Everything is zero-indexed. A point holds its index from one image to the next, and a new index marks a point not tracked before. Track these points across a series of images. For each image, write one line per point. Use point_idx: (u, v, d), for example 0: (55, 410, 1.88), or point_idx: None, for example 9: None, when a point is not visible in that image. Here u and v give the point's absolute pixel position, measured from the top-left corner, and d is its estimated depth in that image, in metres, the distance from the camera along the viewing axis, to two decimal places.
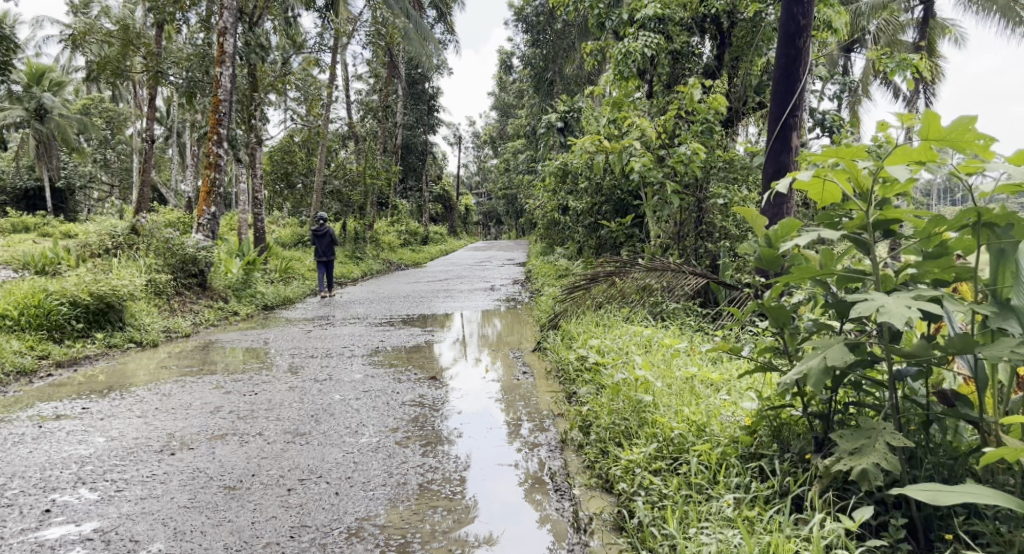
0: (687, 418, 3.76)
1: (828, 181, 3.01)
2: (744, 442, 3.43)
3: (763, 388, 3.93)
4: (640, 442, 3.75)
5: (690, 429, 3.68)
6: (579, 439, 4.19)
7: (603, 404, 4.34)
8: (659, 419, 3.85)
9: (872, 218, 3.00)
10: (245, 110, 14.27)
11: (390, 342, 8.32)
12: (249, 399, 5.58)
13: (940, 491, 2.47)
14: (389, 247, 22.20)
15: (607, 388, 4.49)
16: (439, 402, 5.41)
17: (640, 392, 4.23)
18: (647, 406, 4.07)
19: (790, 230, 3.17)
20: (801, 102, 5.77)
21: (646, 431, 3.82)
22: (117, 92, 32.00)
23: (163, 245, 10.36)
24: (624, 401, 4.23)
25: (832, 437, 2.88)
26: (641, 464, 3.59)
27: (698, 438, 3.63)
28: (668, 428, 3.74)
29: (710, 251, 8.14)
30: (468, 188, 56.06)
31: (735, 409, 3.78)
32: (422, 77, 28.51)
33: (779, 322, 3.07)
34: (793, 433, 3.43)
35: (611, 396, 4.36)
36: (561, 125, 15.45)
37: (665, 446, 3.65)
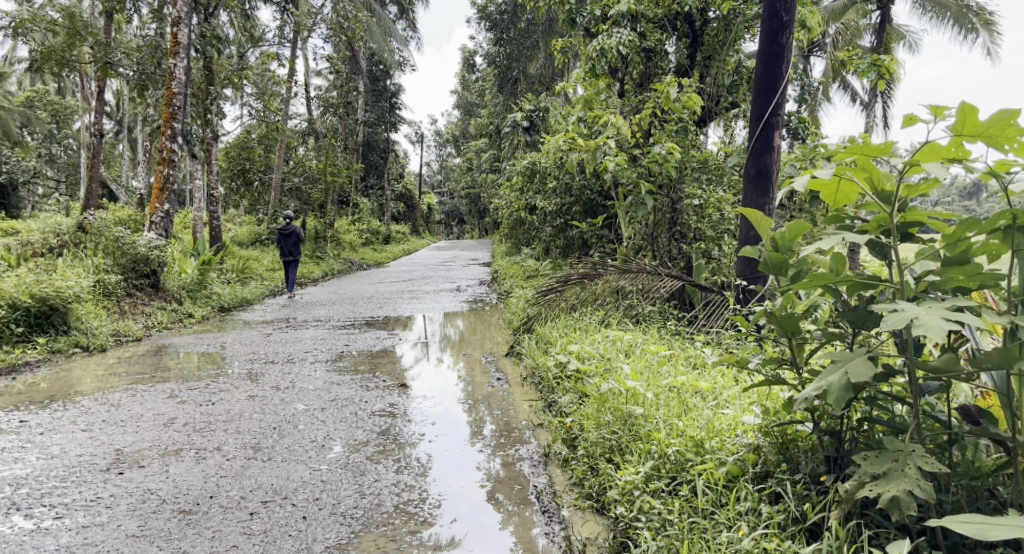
0: (685, 433, 3.55)
1: (849, 178, 2.95)
2: (750, 462, 3.25)
3: (759, 400, 3.77)
4: (634, 460, 3.53)
5: (689, 446, 3.47)
6: (565, 453, 3.96)
7: (589, 416, 4.10)
8: (653, 434, 3.63)
9: (895, 220, 2.91)
10: (201, 104, 13.78)
11: (355, 346, 8.00)
12: (206, 410, 5.22)
13: (986, 524, 2.32)
14: (351, 246, 21.74)
15: (593, 398, 4.25)
16: (411, 411, 5.13)
17: (630, 404, 3.99)
18: (637, 418, 3.85)
19: (799, 232, 3.08)
20: (783, 101, 5.61)
21: (640, 447, 3.60)
22: (63, 85, 30.84)
23: (113, 244, 9.89)
24: (612, 413, 3.99)
25: (857, 460, 2.77)
26: (638, 485, 3.37)
27: (699, 457, 3.43)
28: (664, 444, 3.52)
29: (685, 253, 7.93)
30: (430, 187, 55.55)
31: (733, 423, 3.58)
32: (383, 75, 28.07)
33: (787, 330, 2.97)
34: (799, 449, 3.25)
35: (597, 407, 4.11)
36: (526, 124, 15.23)
37: (661, 465, 3.44)
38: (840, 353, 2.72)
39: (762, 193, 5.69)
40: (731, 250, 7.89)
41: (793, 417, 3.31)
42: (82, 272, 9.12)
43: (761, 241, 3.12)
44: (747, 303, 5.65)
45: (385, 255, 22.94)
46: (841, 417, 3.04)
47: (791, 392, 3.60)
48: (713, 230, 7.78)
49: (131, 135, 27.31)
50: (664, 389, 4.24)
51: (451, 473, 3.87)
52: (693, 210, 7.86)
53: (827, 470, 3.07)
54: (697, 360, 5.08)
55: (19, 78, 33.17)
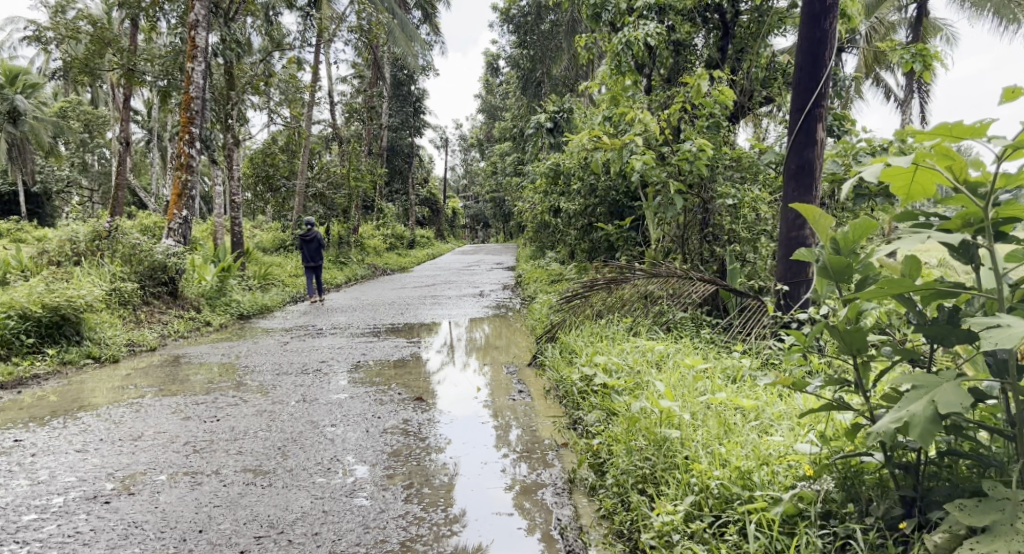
0: (731, 463, 3.18)
1: (932, 169, 2.65)
2: (809, 499, 2.88)
3: (808, 426, 3.39)
4: (671, 494, 3.17)
5: (733, 478, 3.10)
6: (591, 480, 3.61)
7: (618, 439, 3.72)
8: (696, 462, 3.26)
9: (989, 214, 2.57)
10: (222, 109, 13.60)
11: (372, 355, 7.66)
12: (209, 428, 4.92)
13: None
14: (376, 251, 21.50)
15: (623, 418, 3.86)
16: (425, 428, 4.78)
17: (664, 426, 3.60)
18: (673, 442, 3.47)
19: (865, 233, 2.75)
20: (826, 91, 5.19)
21: (678, 479, 3.23)
22: (96, 94, 31.08)
23: (129, 251, 9.67)
24: (644, 437, 3.60)
25: (951, 510, 2.49)
26: (677, 527, 3.01)
27: (745, 492, 3.06)
28: (707, 476, 3.15)
29: (718, 255, 7.51)
30: (455, 191, 55.37)
31: (784, 450, 3.22)
32: (407, 79, 27.86)
33: (850, 345, 2.56)
34: (866, 486, 2.88)
35: (627, 429, 3.73)
36: (550, 125, 14.82)
37: (703, 500, 3.08)
38: (924, 379, 2.47)
39: (803, 190, 5.27)
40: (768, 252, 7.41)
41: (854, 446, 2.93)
42: (96, 280, 8.90)
43: (820, 243, 2.77)
44: (789, 311, 5.28)
45: (408, 260, 22.66)
46: (920, 451, 2.70)
47: (850, 413, 3.21)
48: (748, 231, 7.31)
49: (159, 142, 27.37)
50: (703, 408, 3.85)
51: (468, 502, 3.52)
52: (726, 210, 7.37)
53: (906, 514, 2.71)
54: (742, 377, 4.67)
55: (54, 88, 33.55)
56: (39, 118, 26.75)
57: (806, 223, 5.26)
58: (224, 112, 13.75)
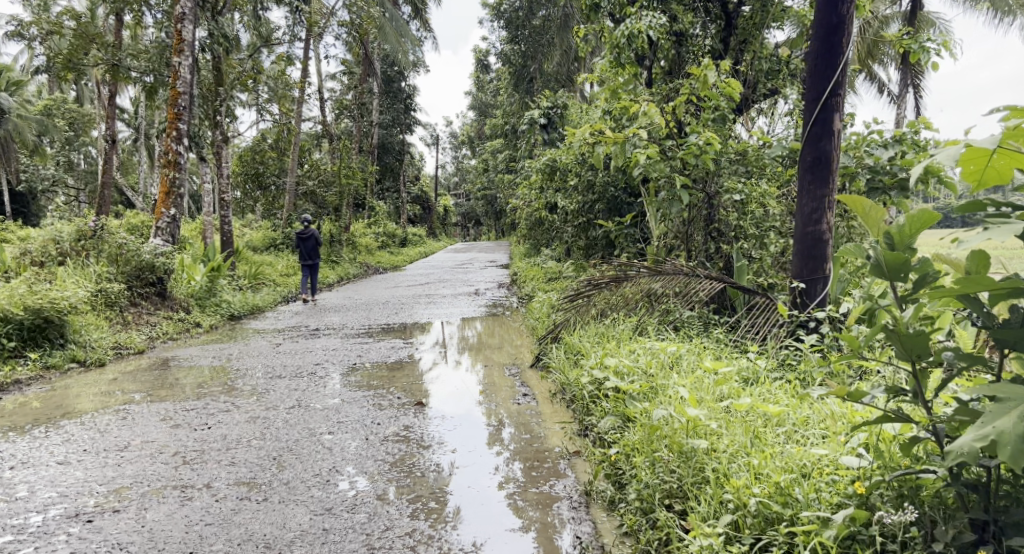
0: (769, 478, 3.07)
1: (1012, 151, 2.77)
2: (861, 519, 2.76)
3: (839, 436, 3.26)
4: (704, 512, 3.06)
5: (773, 496, 2.99)
6: (611, 494, 3.48)
7: (638, 450, 3.57)
8: (730, 476, 3.15)
9: None
10: (210, 105, 13.30)
11: (368, 357, 7.43)
12: (200, 436, 4.66)
13: None
14: (367, 250, 21.21)
15: (642, 426, 3.70)
16: (429, 434, 4.58)
17: (689, 436, 3.44)
18: (699, 453, 3.33)
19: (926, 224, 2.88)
20: (843, 80, 4.98)
21: (711, 495, 3.11)
22: (81, 92, 30.49)
23: (116, 251, 9.39)
24: (667, 447, 3.46)
25: None
26: (716, 549, 2.89)
27: (785, 509, 2.95)
28: (744, 493, 3.03)
29: (724, 253, 7.32)
30: (446, 189, 55.03)
31: (826, 463, 3.09)
32: (398, 76, 27.55)
33: (910, 350, 2.72)
34: (926, 505, 2.79)
35: (647, 438, 3.58)
36: (544, 121, 14.60)
37: (742, 519, 2.97)
38: (1006, 392, 2.48)
39: (820, 183, 5.08)
40: (776, 249, 6.96)
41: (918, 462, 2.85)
42: (81, 281, 8.61)
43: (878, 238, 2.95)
44: (807, 310, 5.11)
45: (400, 258, 22.37)
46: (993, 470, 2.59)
47: (895, 422, 3.07)
48: (756, 227, 7.08)
49: (146, 140, 26.89)
50: (728, 415, 3.69)
51: (487, 521, 3.38)
52: (732, 206, 7.20)
53: (978, 539, 2.61)
54: (760, 381, 4.49)
55: (40, 87, 32.94)
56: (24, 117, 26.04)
57: (823, 217, 5.07)
58: (213, 109, 13.43)
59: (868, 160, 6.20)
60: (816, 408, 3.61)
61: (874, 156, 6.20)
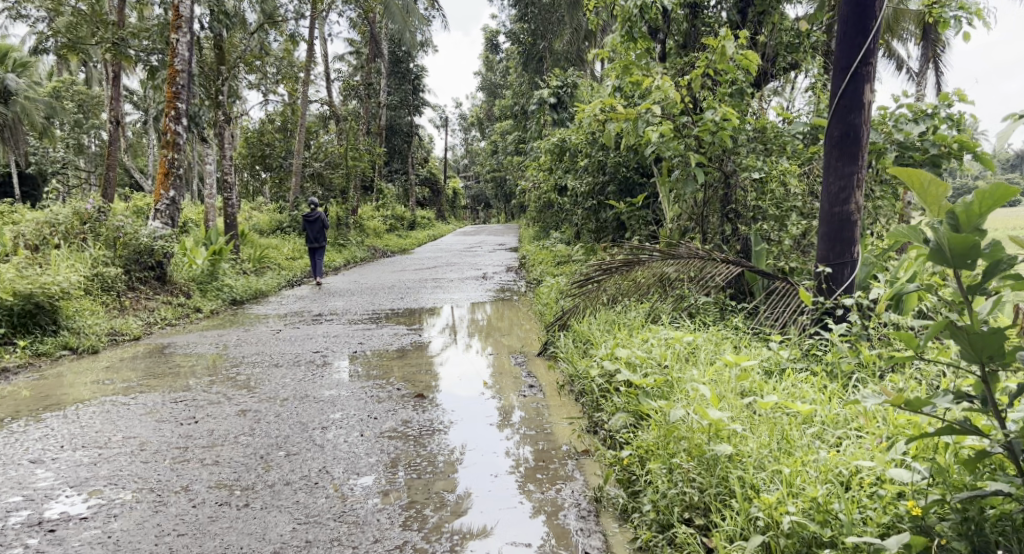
0: (805, 492, 2.80)
1: None
2: (918, 546, 2.49)
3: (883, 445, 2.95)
4: (730, 530, 2.81)
5: (810, 512, 2.73)
6: (626, 504, 3.23)
7: (657, 454, 3.30)
8: (757, 489, 2.89)
9: None
10: (212, 85, 12.96)
11: (370, 343, 7.15)
12: (185, 431, 4.38)
13: None
14: (376, 233, 20.94)
15: (659, 429, 3.41)
16: (429, 429, 4.30)
17: (712, 442, 3.15)
18: (722, 459, 3.06)
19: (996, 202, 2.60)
20: (875, 48, 4.61)
21: (738, 510, 2.86)
22: (89, 73, 30.09)
23: (113, 234, 9.12)
24: (687, 453, 3.19)
25: None
26: None
27: (824, 528, 2.69)
28: (777, 510, 2.77)
29: (742, 234, 7.00)
30: (456, 171, 54.64)
31: (866, 473, 2.81)
32: (406, 55, 27.16)
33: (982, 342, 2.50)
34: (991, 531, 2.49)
35: (666, 442, 3.30)
36: (554, 101, 14.24)
37: (774, 539, 2.72)
38: None
39: (848, 160, 4.72)
40: (798, 231, 6.61)
41: (980, 479, 2.59)
42: (76, 265, 8.34)
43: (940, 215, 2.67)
44: (833, 297, 4.77)
45: (408, 241, 22.08)
46: None
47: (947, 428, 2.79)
48: (776, 207, 6.72)
49: (154, 122, 26.57)
50: (752, 414, 3.41)
51: (495, 536, 3.12)
52: (751, 185, 6.86)
53: None
54: (785, 377, 4.18)
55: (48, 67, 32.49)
56: (30, 98, 25.72)
57: (851, 197, 4.70)
58: (215, 88, 12.93)
59: (898, 136, 5.89)
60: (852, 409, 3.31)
61: (903, 132, 5.87)
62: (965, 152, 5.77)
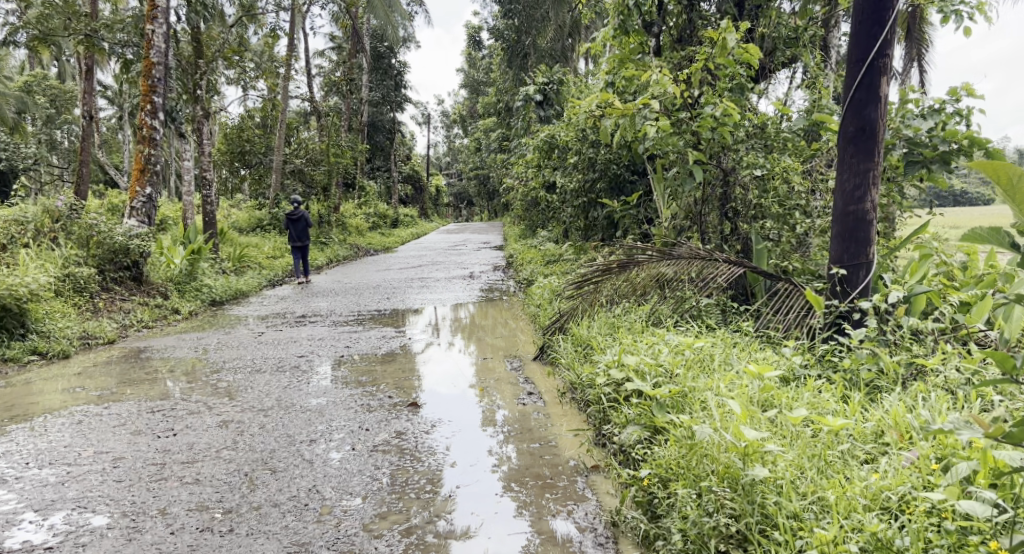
0: (861, 524, 2.71)
1: None
2: None
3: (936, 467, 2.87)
4: None
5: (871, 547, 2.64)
6: (653, 529, 3.10)
7: (683, 474, 3.18)
8: (803, 520, 2.80)
9: None
10: (189, 79, 12.55)
11: (357, 347, 6.85)
12: (162, 445, 4.05)
13: None
14: (359, 230, 20.57)
15: (682, 446, 3.28)
16: (423, 442, 4.05)
17: (745, 465, 3.03)
18: (757, 483, 2.96)
19: None
20: (892, 38, 4.41)
21: (785, 542, 2.77)
22: (64, 67, 29.31)
23: (87, 233, 8.74)
24: (718, 475, 3.06)
25: None
26: None
27: None
28: (831, 546, 2.67)
29: (742, 233, 6.78)
30: (437, 169, 54.24)
31: (924, 502, 2.73)
32: (388, 51, 26.76)
33: None
34: None
35: (692, 461, 3.18)
36: (540, 97, 13.97)
37: None
38: None
39: (863, 156, 4.51)
40: (800, 230, 6.41)
41: None
42: (46, 265, 7.96)
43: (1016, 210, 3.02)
44: (847, 300, 4.57)
45: (391, 239, 21.74)
46: None
47: (1014, 456, 2.68)
48: (778, 205, 6.51)
49: (131, 117, 25.94)
50: (781, 428, 3.28)
51: (484, 541, 3.14)
52: (753, 183, 6.65)
53: None
54: (800, 385, 3.98)
55: (19, 61, 31.51)
56: (2, 92, 24.99)
57: (867, 195, 4.50)
58: (192, 83, 12.51)
59: (906, 132, 5.72)
60: (894, 425, 3.20)
61: (912, 127, 5.70)
62: (975, 148, 5.59)
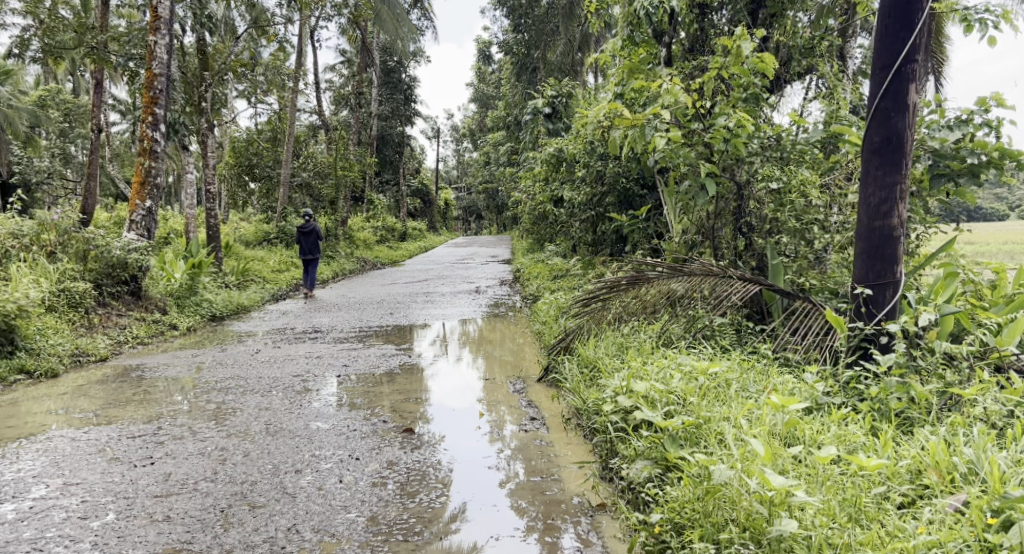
0: None
1: None
2: None
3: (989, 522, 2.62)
4: None
5: None
6: None
7: (702, 522, 2.92)
8: None
9: None
10: (195, 90, 12.32)
11: (356, 365, 6.56)
12: (137, 475, 3.79)
13: None
14: (366, 244, 20.36)
15: (701, 488, 3.02)
16: (416, 473, 3.79)
17: (772, 517, 2.78)
18: (784, 538, 2.73)
19: None
20: (920, 43, 4.15)
21: None
22: (77, 82, 29.33)
23: (83, 246, 8.49)
24: (742, 528, 2.82)
25: None
26: None
27: None
28: None
29: (758, 249, 6.48)
30: (447, 182, 54.19)
31: None
32: (398, 65, 26.63)
33: None
34: None
35: (712, 508, 2.93)
36: (549, 110, 13.74)
37: None
38: None
39: (889, 169, 4.24)
40: (820, 245, 6.09)
41: None
42: (39, 280, 7.72)
43: None
44: (874, 323, 4.28)
45: (399, 252, 21.52)
46: None
47: None
48: (796, 220, 6.18)
49: None
50: (811, 471, 3.02)
51: None
52: (769, 197, 6.35)
53: None
54: (823, 414, 3.70)
55: (33, 76, 31.50)
56: (14, 105, 24.80)
57: (894, 210, 4.22)
58: (198, 95, 12.30)
59: (932, 143, 5.45)
60: (938, 468, 2.95)
61: (937, 139, 5.42)
62: (1005, 160, 5.30)
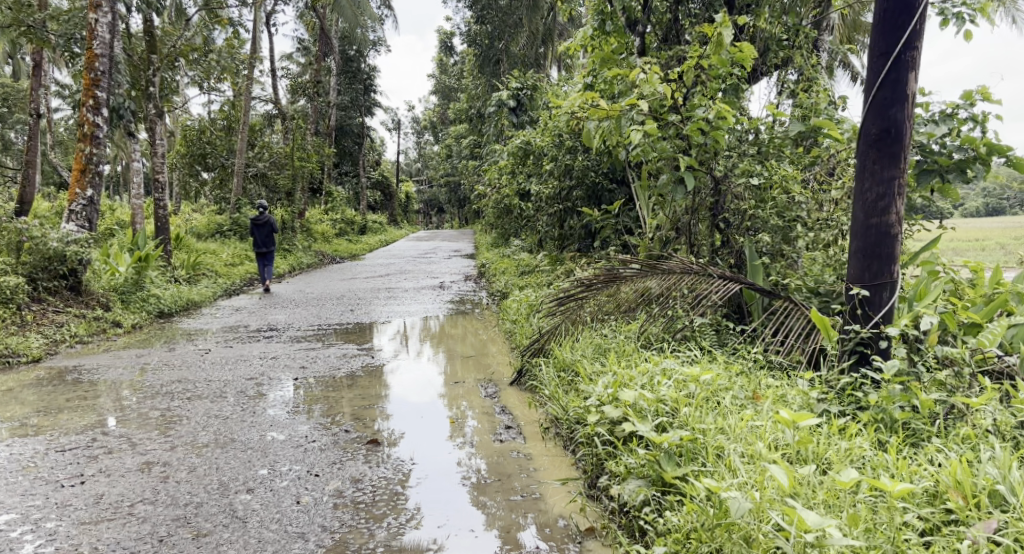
0: None
1: None
2: None
3: None
4: None
5: None
6: None
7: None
8: None
9: None
10: (141, 74, 11.67)
11: (313, 367, 6.14)
12: (64, 498, 3.39)
13: None
14: (324, 237, 19.78)
15: (713, 521, 2.80)
16: (382, 491, 3.45)
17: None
18: None
19: None
20: (920, 28, 3.91)
21: None
22: (16, 66, 27.91)
23: (16, 237, 7.89)
24: None
25: None
26: None
27: None
28: None
29: (737, 245, 6.23)
30: (407, 175, 53.43)
31: None
32: (357, 54, 25.92)
33: None
34: None
35: (725, 544, 2.71)
36: (514, 103, 13.36)
37: None
38: None
39: (887, 162, 3.99)
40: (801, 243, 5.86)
41: None
42: None
43: None
44: (870, 325, 4.03)
45: (359, 246, 20.98)
46: None
47: None
48: (775, 216, 5.94)
49: None
50: (829, 497, 2.80)
51: None
52: (749, 192, 6.10)
53: None
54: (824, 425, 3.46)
55: None
56: None
57: (891, 206, 3.97)
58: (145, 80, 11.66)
59: (918, 138, 5.24)
60: (963, 491, 2.74)
61: (924, 133, 5.21)
62: (992, 156, 5.13)
